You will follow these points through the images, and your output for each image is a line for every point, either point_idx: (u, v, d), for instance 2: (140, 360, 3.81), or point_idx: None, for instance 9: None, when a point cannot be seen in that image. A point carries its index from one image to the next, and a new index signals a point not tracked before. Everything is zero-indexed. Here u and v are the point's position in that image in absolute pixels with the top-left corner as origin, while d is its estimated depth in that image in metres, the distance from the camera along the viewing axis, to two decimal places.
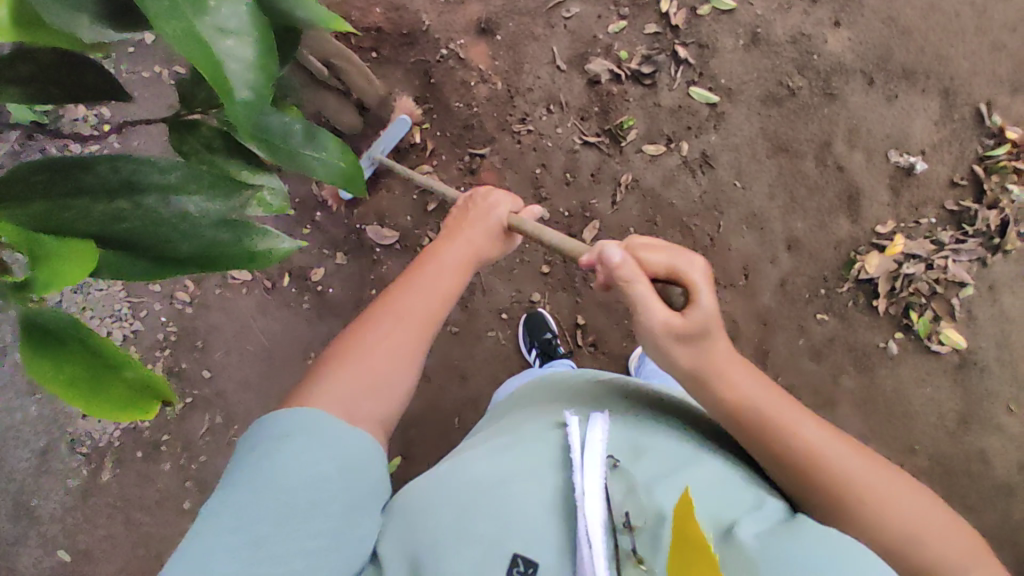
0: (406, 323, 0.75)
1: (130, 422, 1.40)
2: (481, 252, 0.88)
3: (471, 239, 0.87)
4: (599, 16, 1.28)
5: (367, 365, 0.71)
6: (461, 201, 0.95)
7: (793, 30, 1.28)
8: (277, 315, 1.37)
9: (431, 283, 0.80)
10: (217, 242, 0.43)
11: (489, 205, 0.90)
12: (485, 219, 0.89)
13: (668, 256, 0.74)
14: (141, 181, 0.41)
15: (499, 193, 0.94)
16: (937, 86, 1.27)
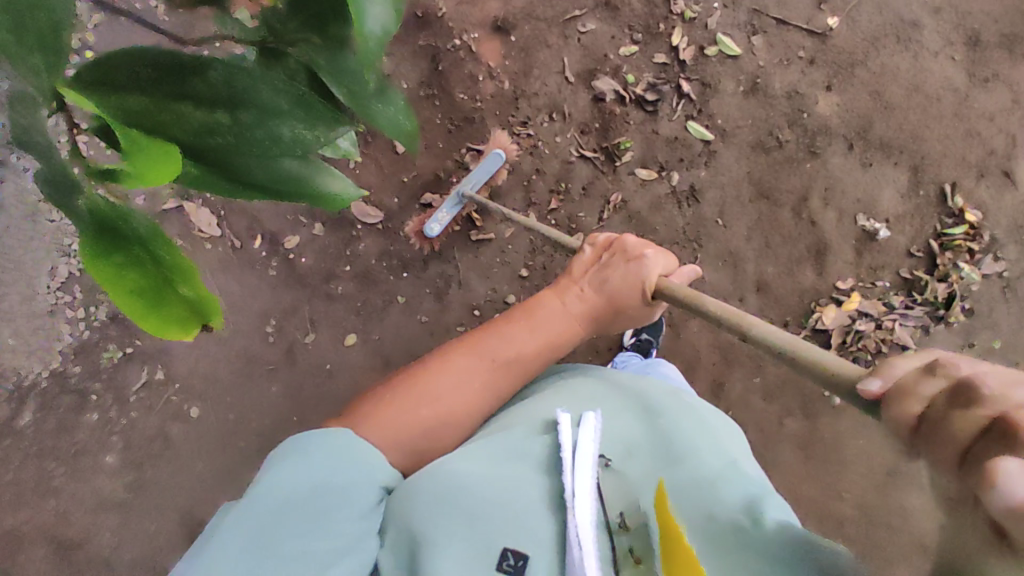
0: (477, 388, 0.83)
1: (57, 366, 1.30)
2: (588, 316, 0.89)
3: (583, 304, 0.89)
4: (613, 37, 1.31)
5: (423, 411, 0.79)
6: (598, 243, 0.95)
7: (789, 86, 1.35)
8: (239, 276, 1.32)
9: (519, 347, 0.85)
10: (291, 174, 0.42)
11: (625, 266, 0.89)
12: (621, 288, 0.88)
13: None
14: (247, 99, 0.37)
15: (652, 254, 0.90)
16: (908, 161, 1.36)
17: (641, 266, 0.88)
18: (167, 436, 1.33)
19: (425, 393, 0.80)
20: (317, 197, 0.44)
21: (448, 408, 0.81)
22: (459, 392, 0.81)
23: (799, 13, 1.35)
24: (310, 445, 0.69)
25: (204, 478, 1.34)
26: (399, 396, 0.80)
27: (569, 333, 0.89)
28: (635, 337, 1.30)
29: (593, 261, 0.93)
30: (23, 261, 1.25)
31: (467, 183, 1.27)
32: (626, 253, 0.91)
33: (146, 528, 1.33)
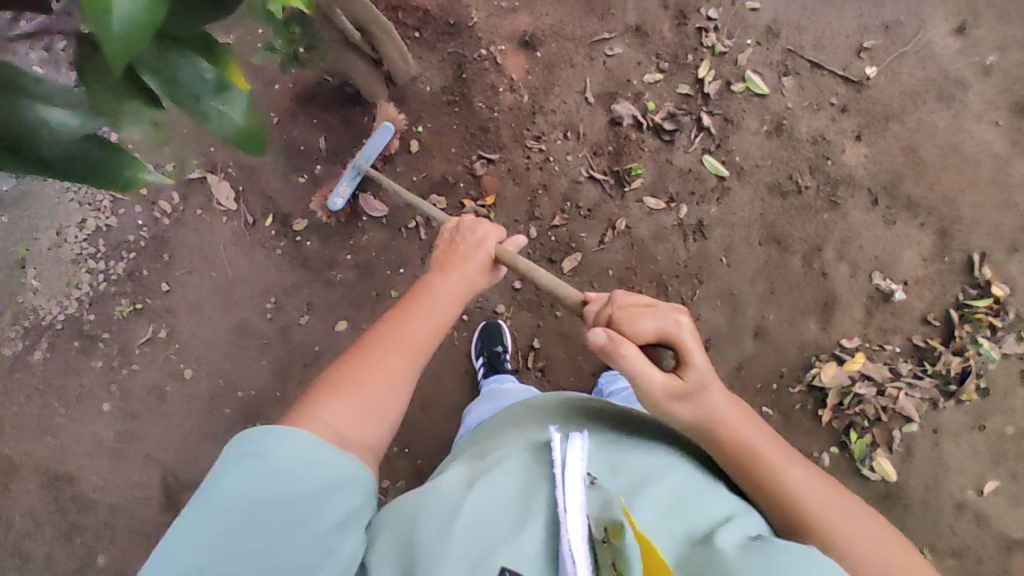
0: (405, 353, 0.77)
1: (74, 311, 1.40)
2: (473, 288, 0.92)
3: (468, 275, 0.91)
4: (638, 63, 1.31)
5: (355, 398, 0.71)
6: (445, 235, 0.99)
7: (816, 131, 1.30)
8: (248, 251, 1.38)
9: (431, 316, 0.83)
10: (83, 155, 0.49)
11: (482, 236, 0.96)
12: (481, 256, 0.94)
13: (654, 317, 0.73)
14: (16, 86, 0.45)
15: (484, 225, 0.98)
16: (936, 224, 1.29)
17: (493, 243, 0.95)
18: (161, 392, 1.40)
19: (344, 389, 0.72)
20: (113, 181, 0.52)
21: (375, 390, 0.73)
22: (384, 379, 0.74)
23: (836, 57, 1.30)
24: (277, 449, 0.62)
25: (189, 437, 1.40)
26: (324, 403, 0.70)
27: (459, 300, 0.89)
28: None
29: (447, 246, 0.97)
30: (57, 209, 1.40)
31: (360, 157, 1.28)
32: (467, 227, 0.98)
33: (130, 476, 1.40)
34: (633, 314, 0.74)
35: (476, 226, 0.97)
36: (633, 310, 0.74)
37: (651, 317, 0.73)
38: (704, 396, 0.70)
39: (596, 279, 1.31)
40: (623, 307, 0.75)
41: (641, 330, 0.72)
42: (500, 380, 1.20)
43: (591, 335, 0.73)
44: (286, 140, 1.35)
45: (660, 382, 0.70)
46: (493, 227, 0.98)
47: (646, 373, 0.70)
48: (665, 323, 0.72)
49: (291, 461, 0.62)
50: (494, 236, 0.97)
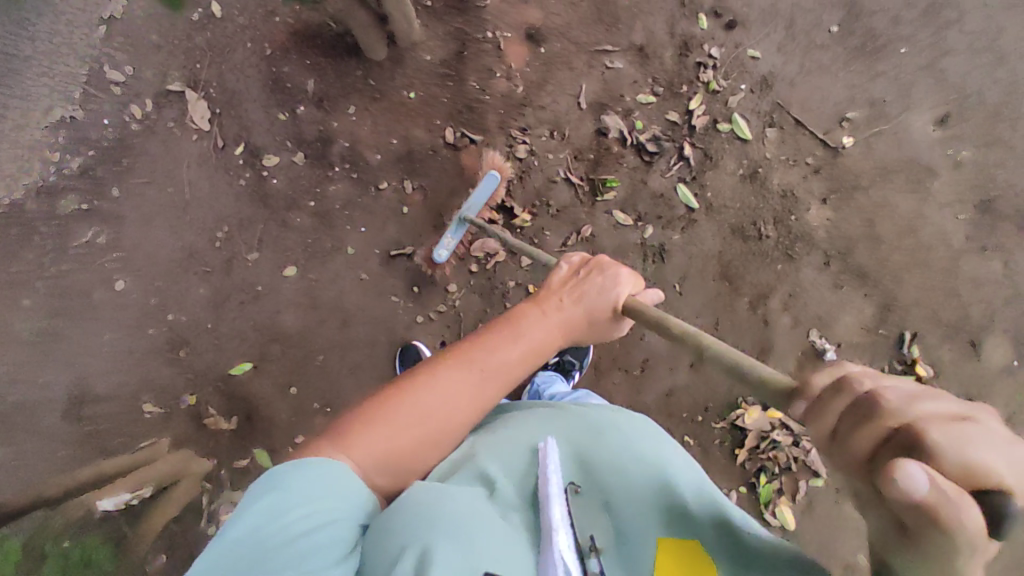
0: (469, 389, 0.71)
1: (18, 197, 1.36)
2: (571, 330, 0.81)
3: (563, 315, 0.81)
4: (635, 81, 1.33)
5: (409, 426, 0.67)
6: (573, 261, 0.89)
7: (786, 185, 1.35)
8: (212, 175, 1.35)
9: (507, 352, 0.75)
10: None
11: (608, 280, 0.85)
12: (604, 304, 0.84)
13: (1000, 451, 0.36)
14: None
15: (625, 273, 0.87)
16: (878, 297, 1.35)
17: (614, 291, 0.85)
18: (91, 297, 1.37)
19: (402, 414, 0.67)
20: None
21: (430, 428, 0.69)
22: (435, 421, 0.69)
23: (819, 120, 1.35)
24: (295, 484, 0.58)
25: (110, 349, 1.37)
26: (362, 436, 0.65)
27: (552, 347, 0.80)
28: (559, 356, 1.33)
29: (570, 278, 0.86)
30: (28, 92, 1.36)
31: (470, 208, 1.29)
32: (603, 267, 0.87)
33: (41, 377, 1.37)
34: (959, 433, 0.37)
35: (622, 278, 0.86)
36: (950, 426, 0.37)
37: (987, 445, 0.36)
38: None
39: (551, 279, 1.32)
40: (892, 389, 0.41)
41: (996, 483, 0.36)
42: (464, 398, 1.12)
43: (901, 474, 0.35)
44: (274, 75, 1.33)
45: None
46: (630, 277, 0.87)
47: (985, 556, 0.36)
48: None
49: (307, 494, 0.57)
50: (628, 290, 0.86)
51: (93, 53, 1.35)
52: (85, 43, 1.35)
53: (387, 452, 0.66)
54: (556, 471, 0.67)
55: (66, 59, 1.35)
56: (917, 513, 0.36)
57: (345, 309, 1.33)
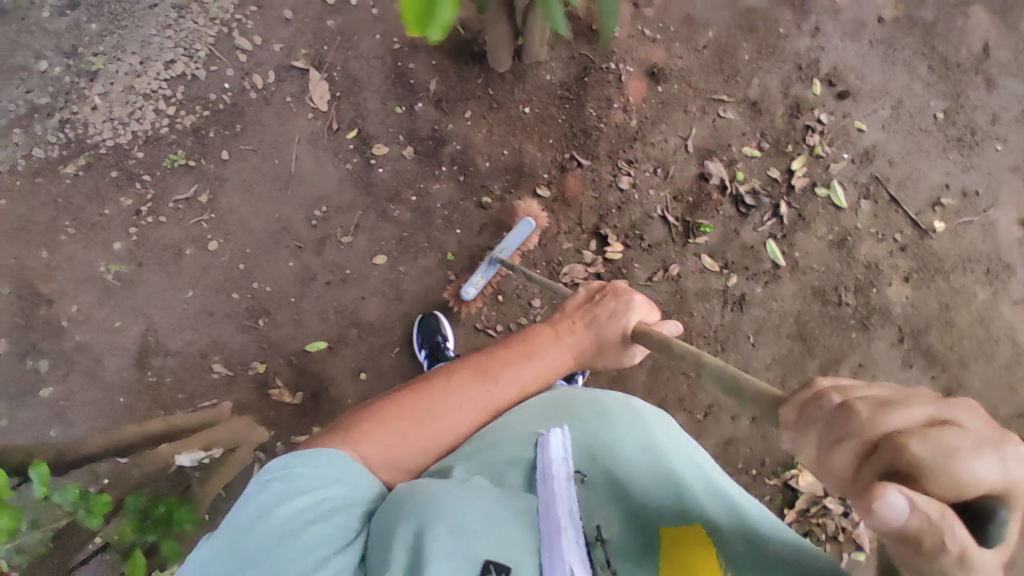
0: (473, 406, 0.76)
1: (124, 143, 1.37)
2: (581, 355, 0.86)
3: (577, 340, 0.86)
4: (743, 134, 1.37)
5: (407, 427, 0.71)
6: (589, 287, 0.94)
7: (872, 258, 1.38)
8: (319, 154, 1.38)
9: (519, 376, 0.80)
10: None
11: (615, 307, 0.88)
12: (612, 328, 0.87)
13: (986, 449, 0.34)
14: None
15: (637, 299, 0.90)
16: (941, 380, 1.38)
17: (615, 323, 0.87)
18: (179, 253, 1.38)
19: (401, 421, 0.71)
20: None
21: (435, 433, 0.74)
22: (429, 437, 0.73)
23: (913, 200, 1.38)
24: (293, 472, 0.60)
25: (188, 306, 1.38)
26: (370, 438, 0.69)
27: (558, 368, 0.84)
28: None
29: (587, 300, 0.91)
30: (150, 41, 1.36)
31: (500, 249, 1.29)
32: (619, 292, 0.90)
33: (112, 322, 1.38)
34: (941, 443, 0.34)
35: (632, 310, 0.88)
36: (930, 433, 0.35)
37: (965, 439, 0.34)
38: (1008, 568, 0.37)
39: None
40: (864, 401, 0.39)
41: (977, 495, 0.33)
42: None
43: (881, 503, 0.33)
44: (399, 69, 1.36)
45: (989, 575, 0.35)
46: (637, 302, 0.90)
47: (964, 565, 0.34)
48: (1011, 473, 0.34)
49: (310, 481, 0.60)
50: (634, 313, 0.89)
51: (224, 17, 1.36)
52: (218, 5, 1.36)
53: (395, 450, 0.70)
54: (558, 457, 0.68)
55: (196, 16, 1.36)
56: (891, 532, 0.34)
57: (430, 306, 1.36)
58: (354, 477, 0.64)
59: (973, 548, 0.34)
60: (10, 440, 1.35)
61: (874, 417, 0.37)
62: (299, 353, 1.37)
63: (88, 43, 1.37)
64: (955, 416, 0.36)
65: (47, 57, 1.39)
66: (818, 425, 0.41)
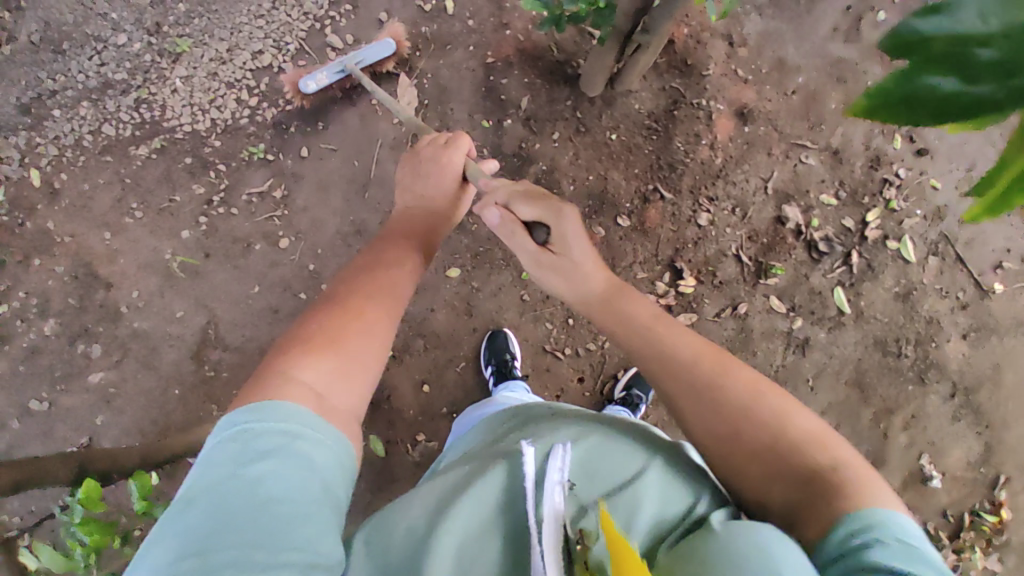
0: (387, 300, 0.82)
1: (201, 129, 1.35)
2: (414, 196, 1.03)
3: (411, 192, 1.03)
4: (822, 181, 1.39)
5: (336, 342, 0.74)
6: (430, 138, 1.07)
7: (933, 313, 1.41)
8: (401, 159, 1.36)
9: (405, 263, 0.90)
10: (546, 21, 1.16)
11: (523, 210, 0.87)
12: (592, 272, 0.84)
13: (526, 203, 0.87)
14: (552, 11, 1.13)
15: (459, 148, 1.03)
16: (988, 438, 1.41)
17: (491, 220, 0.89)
18: (247, 247, 1.35)
19: (325, 335, 0.74)
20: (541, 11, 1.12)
21: (373, 319, 0.79)
22: (358, 343, 0.75)
23: (979, 261, 1.42)
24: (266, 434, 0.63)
25: (251, 302, 1.35)
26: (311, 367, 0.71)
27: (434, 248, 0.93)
28: (625, 390, 1.34)
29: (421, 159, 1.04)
30: (240, 30, 1.35)
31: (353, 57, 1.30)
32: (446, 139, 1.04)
33: (172, 311, 1.34)
34: (547, 212, 0.84)
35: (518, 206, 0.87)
36: (533, 212, 0.86)
37: (524, 203, 0.87)
38: (580, 269, 0.84)
39: None
40: (524, 209, 0.87)
41: (678, 353, 0.72)
42: (511, 391, 1.23)
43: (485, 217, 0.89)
44: (490, 83, 1.35)
45: (511, 220, 0.87)
46: (524, 205, 0.87)
47: (506, 231, 0.88)
48: (543, 214, 0.85)
49: (273, 438, 0.62)
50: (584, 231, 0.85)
51: (318, 13, 1.36)
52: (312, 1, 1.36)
53: (335, 363, 0.72)
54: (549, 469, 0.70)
55: (289, 10, 1.36)
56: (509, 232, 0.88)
57: (498, 323, 1.36)
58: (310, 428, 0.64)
59: (539, 253, 0.86)
60: (59, 423, 1.31)
61: (505, 200, 0.89)
62: None
63: (173, 23, 1.34)
64: (534, 200, 0.87)
65: (127, 31, 1.33)
66: (531, 252, 0.86)
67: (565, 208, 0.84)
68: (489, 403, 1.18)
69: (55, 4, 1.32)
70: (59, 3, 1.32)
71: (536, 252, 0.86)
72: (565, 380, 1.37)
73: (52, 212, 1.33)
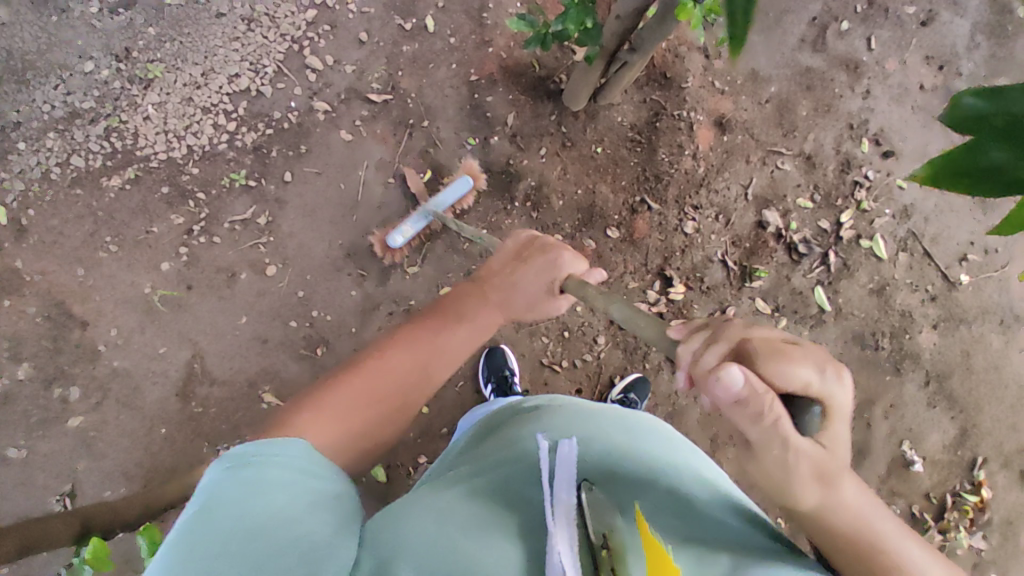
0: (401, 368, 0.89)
1: (177, 156, 1.30)
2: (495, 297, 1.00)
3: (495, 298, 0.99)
4: (798, 185, 1.45)
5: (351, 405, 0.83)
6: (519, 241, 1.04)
7: (906, 306, 1.48)
8: (389, 179, 1.35)
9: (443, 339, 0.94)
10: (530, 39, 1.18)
11: (773, 367, 0.56)
12: (849, 484, 0.62)
13: (807, 366, 0.57)
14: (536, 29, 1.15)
15: (564, 256, 0.98)
16: (961, 421, 1.50)
17: (731, 383, 0.54)
18: (233, 276, 1.30)
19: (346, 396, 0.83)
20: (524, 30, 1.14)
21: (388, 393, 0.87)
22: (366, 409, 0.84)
23: (944, 255, 1.50)
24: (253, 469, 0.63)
25: (239, 333, 1.30)
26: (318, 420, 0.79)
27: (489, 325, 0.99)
28: (623, 393, 1.34)
29: (512, 259, 1.02)
30: (215, 53, 1.31)
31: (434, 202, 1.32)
32: (546, 249, 0.99)
33: (155, 347, 1.28)
34: (776, 351, 0.56)
35: (778, 363, 0.56)
36: (782, 365, 0.56)
37: (797, 359, 0.56)
38: (830, 473, 0.60)
39: None
40: (766, 355, 0.56)
41: (857, 513, 0.62)
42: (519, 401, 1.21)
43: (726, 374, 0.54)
44: (475, 101, 1.36)
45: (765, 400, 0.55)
46: (801, 370, 0.56)
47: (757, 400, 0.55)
48: (822, 385, 0.57)
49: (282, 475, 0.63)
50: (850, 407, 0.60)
51: (295, 34, 1.33)
52: (289, 22, 1.33)
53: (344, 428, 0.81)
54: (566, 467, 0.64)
55: (265, 31, 1.32)
56: (738, 405, 0.55)
57: (495, 340, 1.36)
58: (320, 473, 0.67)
59: (791, 437, 0.57)
60: (38, 472, 1.24)
61: (705, 339, 0.61)
62: None
63: (143, 47, 1.29)
64: (790, 348, 0.57)
65: (93, 58, 1.28)
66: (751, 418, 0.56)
67: (841, 373, 0.58)
68: (485, 404, 1.18)
69: (16, 31, 1.27)
70: (21, 31, 1.27)
71: (807, 457, 0.58)
72: (563, 392, 1.37)
73: (22, 249, 1.27)
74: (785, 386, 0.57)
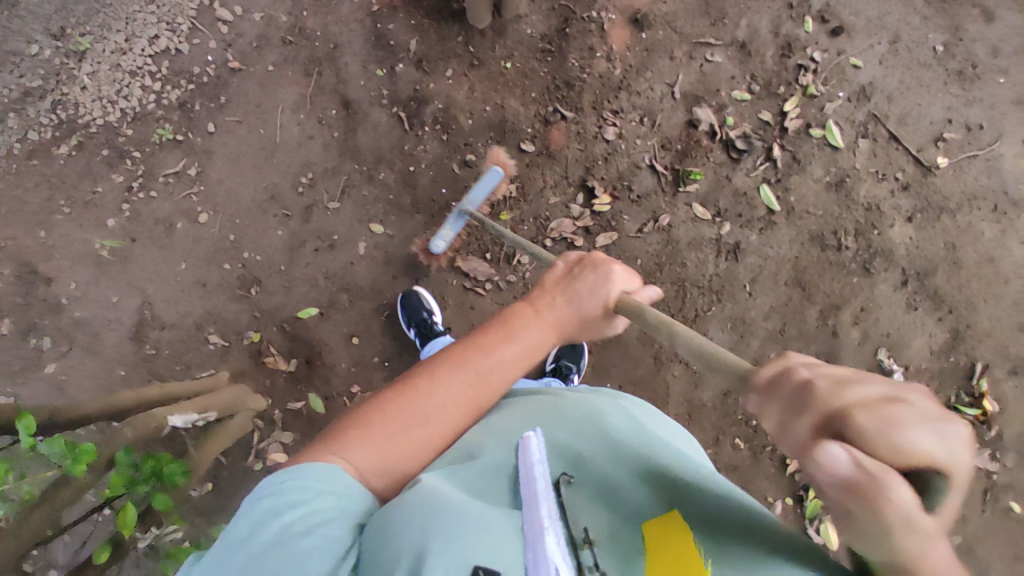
0: (434, 431, 0.65)
1: (113, 121, 1.40)
2: (565, 330, 0.76)
3: (557, 316, 0.76)
4: (732, 77, 1.34)
5: (371, 453, 0.62)
6: (567, 259, 0.83)
7: (872, 199, 1.33)
8: (304, 120, 1.38)
9: (480, 375, 0.69)
10: None
11: (873, 428, 0.33)
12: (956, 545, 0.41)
13: (926, 424, 0.33)
14: None
15: (617, 270, 0.81)
16: (950, 323, 1.32)
17: (834, 475, 0.34)
18: (170, 227, 1.39)
19: (379, 432, 0.63)
20: None
21: (410, 441, 0.64)
22: (387, 464, 0.63)
23: (914, 136, 1.33)
24: (279, 489, 0.55)
25: (181, 279, 1.39)
26: (353, 444, 0.61)
27: (542, 348, 0.74)
28: (555, 360, 1.32)
29: (564, 275, 0.81)
30: (134, 18, 1.40)
31: (467, 201, 1.28)
32: (596, 265, 0.81)
33: (109, 297, 1.39)
34: (885, 414, 0.34)
35: (910, 426, 0.33)
36: (880, 408, 0.34)
37: (920, 423, 0.33)
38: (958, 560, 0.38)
39: (623, 263, 1.32)
40: (871, 417, 0.34)
41: None
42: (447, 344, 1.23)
43: (822, 457, 0.34)
44: (379, 31, 1.36)
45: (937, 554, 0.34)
46: (966, 430, 0.34)
47: (905, 531, 0.34)
48: (952, 447, 0.33)
49: (292, 494, 0.55)
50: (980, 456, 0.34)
51: None
52: None
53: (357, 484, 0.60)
54: (539, 456, 0.61)
55: None
56: (865, 496, 0.33)
57: (417, 269, 1.36)
58: (323, 484, 0.57)
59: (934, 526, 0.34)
60: None
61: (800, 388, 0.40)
62: (288, 320, 1.37)
63: (74, 24, 1.40)
64: (909, 398, 0.34)
65: (37, 40, 1.40)
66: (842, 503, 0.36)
67: (962, 419, 0.34)
68: None
69: None
70: None
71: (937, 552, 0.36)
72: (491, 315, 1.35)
73: None
74: (909, 466, 0.33)
